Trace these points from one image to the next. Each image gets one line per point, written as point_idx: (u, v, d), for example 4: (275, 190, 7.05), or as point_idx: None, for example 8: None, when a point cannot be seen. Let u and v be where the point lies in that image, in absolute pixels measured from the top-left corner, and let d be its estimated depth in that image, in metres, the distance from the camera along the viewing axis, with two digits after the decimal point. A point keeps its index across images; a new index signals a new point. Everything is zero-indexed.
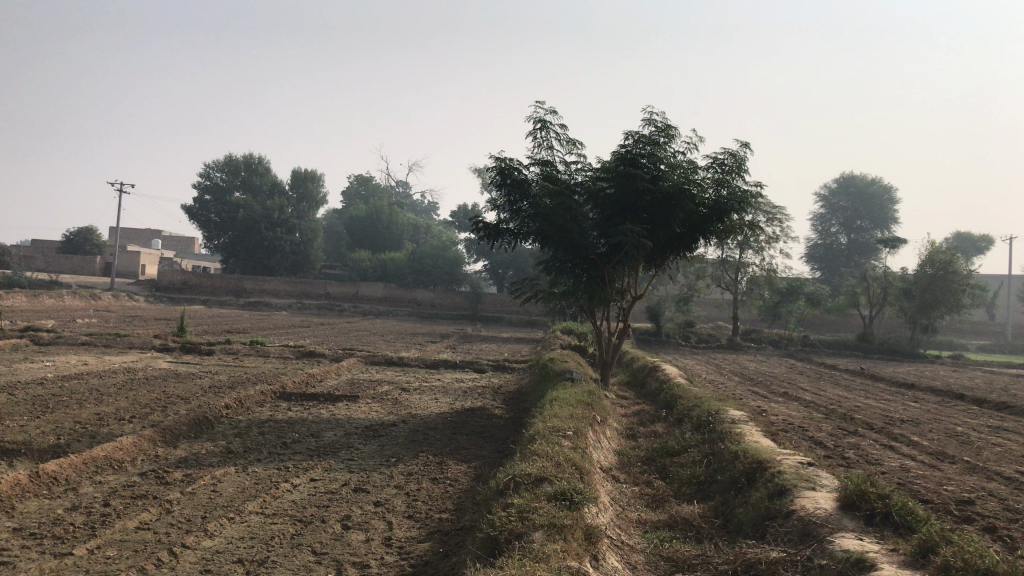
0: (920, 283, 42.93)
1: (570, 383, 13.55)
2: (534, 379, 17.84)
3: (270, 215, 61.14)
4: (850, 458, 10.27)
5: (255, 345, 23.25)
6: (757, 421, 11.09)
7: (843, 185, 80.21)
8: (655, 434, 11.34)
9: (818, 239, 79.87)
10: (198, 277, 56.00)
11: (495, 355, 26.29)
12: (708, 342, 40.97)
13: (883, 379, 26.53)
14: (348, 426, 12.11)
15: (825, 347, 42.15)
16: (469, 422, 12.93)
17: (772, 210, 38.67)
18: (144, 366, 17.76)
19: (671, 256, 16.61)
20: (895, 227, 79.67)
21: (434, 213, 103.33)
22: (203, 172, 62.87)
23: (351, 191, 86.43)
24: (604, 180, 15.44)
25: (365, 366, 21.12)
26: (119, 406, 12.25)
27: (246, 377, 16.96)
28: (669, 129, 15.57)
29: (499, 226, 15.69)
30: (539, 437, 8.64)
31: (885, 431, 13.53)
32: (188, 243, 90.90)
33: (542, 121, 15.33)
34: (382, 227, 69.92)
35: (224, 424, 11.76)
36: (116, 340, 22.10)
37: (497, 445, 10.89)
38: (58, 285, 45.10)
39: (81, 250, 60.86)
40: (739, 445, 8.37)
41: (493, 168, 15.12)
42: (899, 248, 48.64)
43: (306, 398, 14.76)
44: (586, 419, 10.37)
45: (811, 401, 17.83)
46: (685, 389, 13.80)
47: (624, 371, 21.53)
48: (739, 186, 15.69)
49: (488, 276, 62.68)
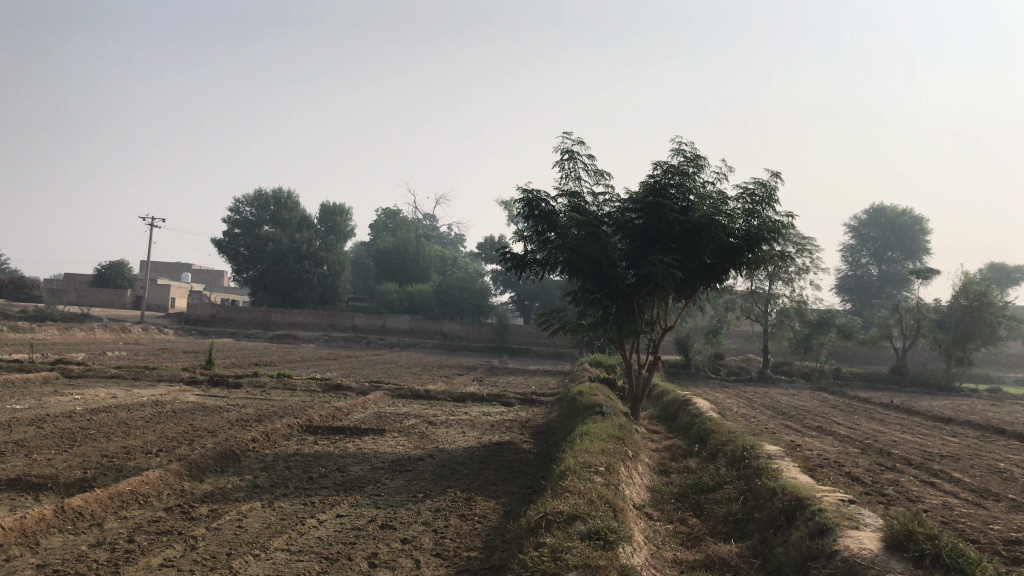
0: (954, 314, 42.19)
1: (600, 417, 13.35)
2: (562, 413, 17.58)
3: (298, 248, 61.64)
4: (889, 494, 9.97)
5: (282, 378, 23.18)
6: (793, 457, 10.79)
7: (873, 215, 79.42)
8: (688, 470, 11.09)
9: (848, 271, 79.17)
10: (226, 310, 56.38)
11: (522, 388, 26.04)
12: (738, 376, 40.37)
13: (918, 413, 25.96)
14: (375, 460, 11.96)
15: (858, 380, 41.42)
16: (498, 456, 12.74)
17: (803, 241, 38.26)
18: (172, 399, 17.76)
19: (701, 288, 16.38)
20: (928, 257, 78.59)
21: (461, 245, 103.58)
22: (234, 207, 63.57)
23: (379, 223, 87.03)
24: (632, 211, 15.32)
25: (391, 399, 20.96)
26: (146, 439, 12.19)
27: (273, 410, 16.87)
28: (698, 159, 15.47)
29: (527, 257, 15.59)
30: (570, 473, 8.44)
31: (925, 467, 13.14)
32: (217, 277, 91.73)
33: (569, 151, 15.29)
34: (409, 259, 70.19)
35: (250, 458, 11.65)
36: (144, 372, 22.14)
37: (526, 481, 10.69)
38: (89, 318, 45.58)
39: (113, 284, 61.56)
40: (777, 481, 8.10)
41: (520, 199, 15.07)
42: (932, 279, 47.89)
43: (333, 431, 14.63)
44: (617, 454, 10.14)
45: (846, 436, 17.41)
46: (717, 423, 13.51)
47: (654, 405, 21.18)
48: (771, 216, 15.49)
49: (515, 308, 62.55)
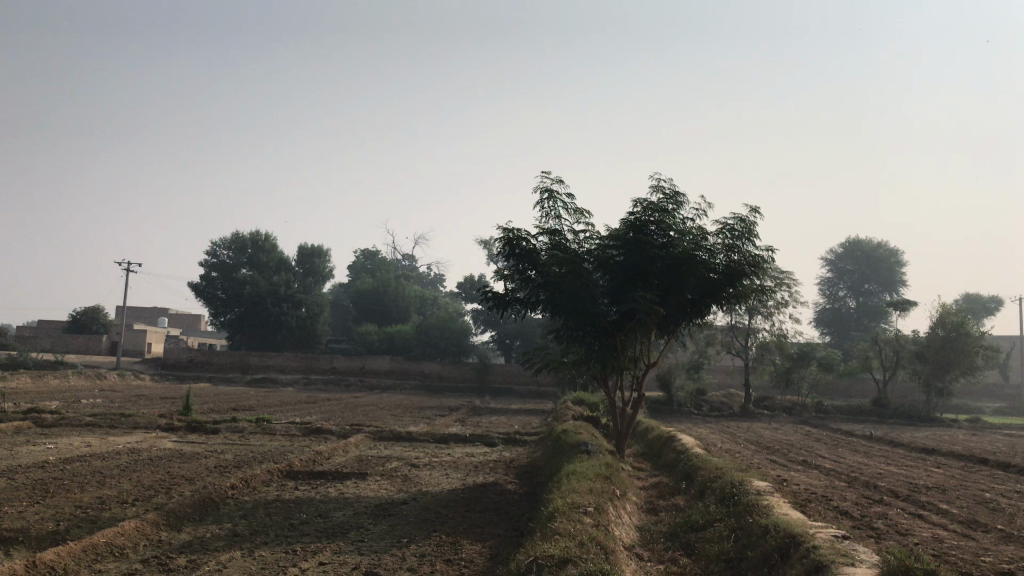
0: (932, 345, 42.49)
1: (585, 456, 13.21)
2: (547, 452, 17.39)
3: (276, 290, 61.32)
4: (879, 528, 9.89)
5: (261, 423, 22.79)
6: (783, 492, 10.70)
7: (849, 249, 80.27)
8: (677, 508, 10.94)
9: (826, 304, 79.89)
10: (204, 354, 55.76)
11: (505, 428, 25.82)
12: (721, 411, 40.30)
13: (902, 444, 25.93)
14: (358, 505, 11.71)
15: (840, 413, 41.45)
16: (483, 498, 12.54)
17: (780, 275, 38.54)
18: (148, 447, 17.39)
19: (683, 324, 16.35)
20: (905, 289, 79.45)
21: (440, 285, 103.48)
22: (211, 250, 63.20)
23: (358, 265, 86.85)
24: (614, 248, 15.33)
25: (373, 442, 20.68)
26: (122, 488, 11.89)
27: (253, 456, 16.58)
28: (678, 196, 15.55)
29: (508, 296, 15.50)
30: (559, 515, 8.28)
31: (912, 499, 13.08)
32: (194, 321, 90.86)
33: (549, 190, 15.32)
34: (389, 300, 69.95)
35: (230, 505, 11.39)
36: (119, 420, 21.70)
37: (512, 523, 10.50)
38: (64, 365, 44.92)
39: (87, 330, 60.77)
40: (769, 518, 7.97)
41: (501, 238, 15.01)
42: (909, 311, 48.31)
43: (315, 476, 14.37)
44: (605, 494, 10.01)
45: (831, 469, 17.34)
46: (704, 459, 13.42)
47: (639, 442, 21.02)
48: (751, 250, 15.58)
49: (496, 346, 62.39)
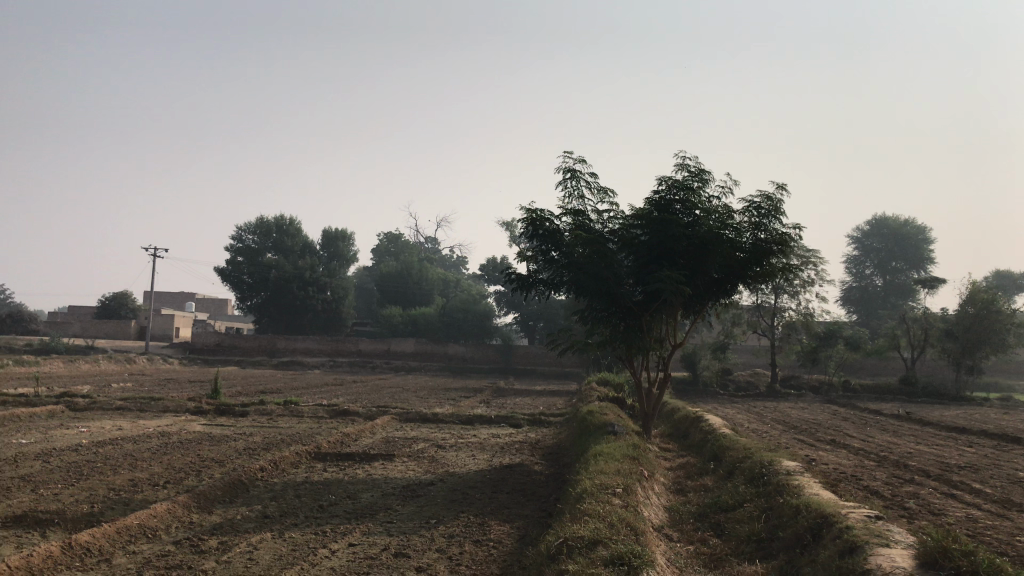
0: (962, 323, 41.94)
1: (612, 437, 13.17)
2: (572, 433, 17.38)
3: (302, 275, 61.72)
4: (911, 507, 9.78)
5: (289, 405, 22.97)
6: (813, 472, 10.61)
7: (876, 226, 79.25)
8: (705, 489, 10.88)
9: (853, 282, 79.32)
10: (231, 338, 56.28)
11: (531, 409, 25.82)
12: (747, 391, 40.12)
13: (931, 423, 25.65)
14: (386, 486, 11.76)
15: (868, 392, 41.08)
16: (510, 479, 12.54)
17: (807, 253, 38.14)
18: (178, 430, 17.59)
19: (708, 304, 16.23)
20: (934, 266, 78.42)
21: (463, 267, 103.61)
22: (236, 235, 63.60)
23: (381, 248, 87.13)
24: (638, 227, 15.21)
25: (400, 423, 20.78)
26: (153, 471, 12.02)
27: (281, 438, 16.71)
28: (703, 174, 15.37)
29: (532, 277, 15.44)
30: (587, 496, 8.25)
31: (944, 478, 12.91)
32: (221, 305, 91.70)
33: (571, 170, 15.20)
34: (412, 283, 70.16)
35: (259, 487, 11.50)
36: (149, 403, 21.96)
37: (540, 503, 10.51)
38: (94, 350, 45.54)
39: (116, 315, 61.51)
40: (800, 498, 7.91)
41: (524, 218, 14.94)
42: (938, 289, 47.68)
43: (342, 458, 14.45)
44: (633, 474, 9.97)
45: (860, 448, 17.18)
46: (732, 440, 13.34)
47: (665, 423, 20.96)
48: (778, 228, 15.38)
49: (519, 328, 62.45)
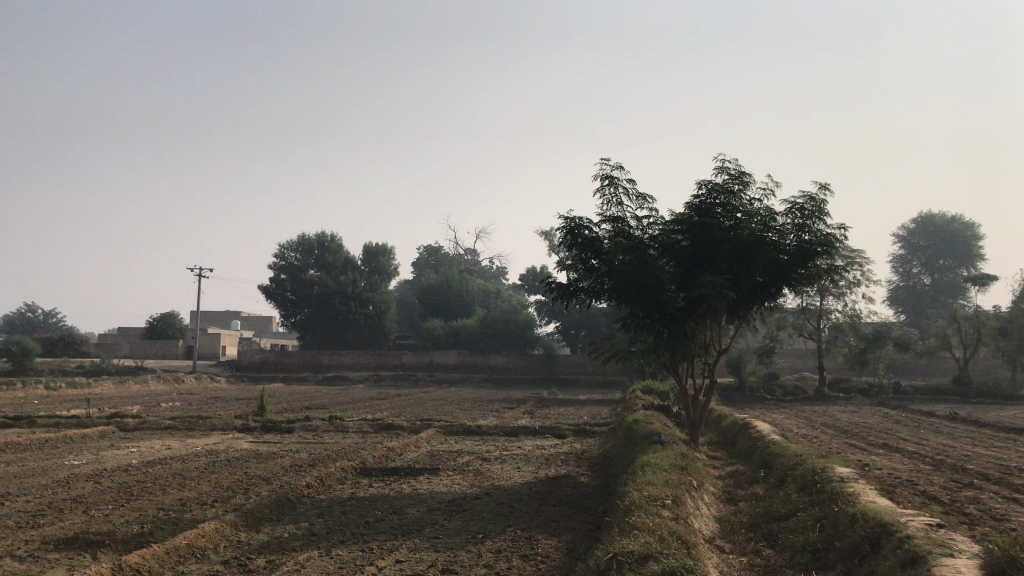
0: (1015, 320, 40.82)
1: (659, 446, 12.98)
2: (618, 442, 17.19)
3: (344, 290, 62.24)
4: (972, 513, 9.46)
5: (334, 420, 23.08)
6: (867, 479, 10.33)
7: (922, 223, 77.60)
8: (756, 498, 10.64)
9: (900, 282, 77.87)
10: (276, 355, 56.88)
11: (575, 419, 25.63)
12: (794, 396, 39.44)
13: (988, 424, 24.94)
14: (432, 501, 11.72)
15: (919, 394, 40.16)
16: (556, 491, 12.42)
17: (852, 254, 37.42)
18: (225, 448, 17.74)
19: (753, 309, 15.96)
20: (984, 262, 76.55)
21: (504, 278, 103.67)
22: (279, 253, 64.33)
23: (421, 261, 87.52)
24: (678, 232, 15.03)
25: (444, 437, 20.75)
26: (202, 490, 12.11)
27: (327, 454, 16.75)
28: (743, 176, 15.16)
29: (572, 286, 15.31)
30: (636, 508, 8.11)
31: (1005, 482, 12.48)
32: (265, 323, 92.78)
33: (609, 177, 15.08)
34: (453, 295, 70.34)
35: (306, 504, 11.52)
36: (197, 422, 22.21)
37: (588, 516, 10.38)
38: (144, 370, 46.28)
39: (164, 336, 62.55)
40: (856, 507, 7.67)
41: (562, 227, 14.85)
42: (990, 286, 46.49)
43: (387, 473, 14.44)
44: (681, 485, 9.79)
45: (915, 452, 16.74)
46: (782, 447, 13.07)
47: (712, 431, 20.65)
48: (822, 229, 15.09)
49: (561, 337, 62.23)
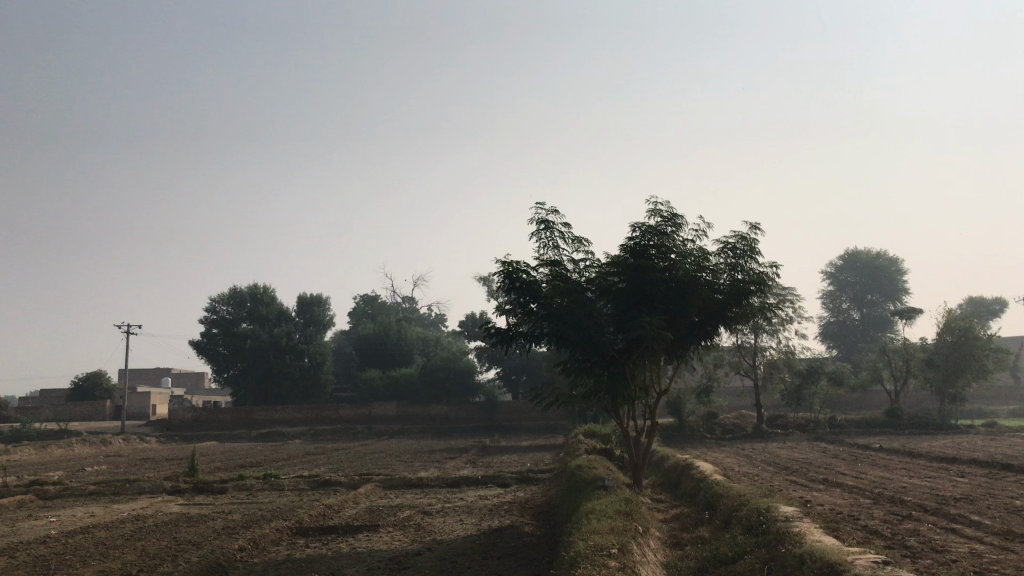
0: (940, 352, 42.14)
1: (602, 491, 12.79)
2: (562, 489, 16.96)
3: (278, 343, 61.21)
4: (914, 546, 9.49)
5: (269, 478, 22.34)
6: (811, 516, 10.31)
7: (849, 260, 79.82)
8: (702, 541, 10.51)
9: (830, 317, 79.78)
10: (209, 413, 55.26)
11: (517, 467, 25.29)
12: (734, 434, 39.82)
13: (921, 454, 25.44)
14: (371, 559, 11.29)
15: (854, 427, 40.87)
16: (500, 543, 12.11)
17: (783, 292, 38.18)
18: (153, 512, 16.95)
19: (691, 348, 16.01)
20: (909, 297, 78.97)
21: (442, 325, 103.08)
22: (210, 307, 62.95)
23: (358, 311, 86.50)
24: (615, 275, 15.04)
25: (384, 490, 20.23)
26: (126, 560, 11.47)
27: (263, 514, 16.12)
28: (676, 218, 15.31)
29: (511, 331, 15.14)
30: (582, 559, 7.88)
31: (941, 512, 12.67)
32: (198, 378, 90.24)
33: (545, 221, 15.08)
34: (391, 344, 69.53)
35: (239, 568, 11.00)
36: (124, 485, 21.25)
37: (534, 568, 10.14)
38: (68, 433, 44.38)
39: (90, 396, 60.28)
40: (803, 547, 7.59)
41: (500, 271, 14.72)
42: (915, 319, 47.92)
43: (324, 532, 13.94)
44: (627, 531, 9.63)
45: (854, 486, 16.93)
46: (725, 487, 13.03)
47: (655, 473, 20.56)
48: (754, 268, 15.28)
49: (502, 383, 61.91)
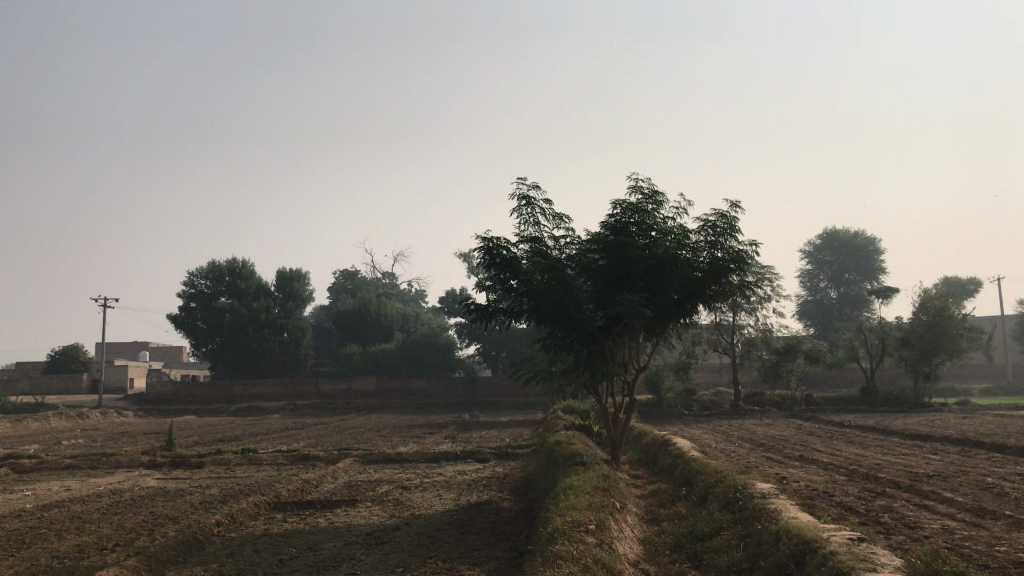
0: (916, 331, 42.59)
1: (580, 468, 12.83)
2: (540, 465, 17.03)
3: (257, 318, 60.78)
4: (886, 522, 9.60)
5: (247, 453, 22.26)
6: (786, 493, 10.39)
7: (827, 239, 80.29)
8: (679, 517, 10.58)
9: (807, 295, 80.39)
10: (187, 387, 55.01)
11: (496, 442, 25.37)
12: (711, 410, 40.18)
13: (896, 432, 25.78)
14: (348, 535, 11.27)
15: (830, 405, 41.33)
16: (478, 518, 12.15)
17: (761, 270, 38.38)
18: (130, 486, 16.84)
19: (671, 325, 16.07)
20: (885, 276, 79.67)
21: (422, 301, 102.92)
22: (188, 280, 62.04)
23: (338, 285, 86.12)
24: (595, 252, 15.06)
25: (362, 465, 20.22)
26: (101, 534, 11.39)
27: (240, 488, 16.06)
28: (657, 195, 15.29)
29: (491, 307, 15.11)
30: (559, 535, 7.89)
31: (914, 489, 12.83)
32: (176, 353, 89.73)
33: (526, 197, 15.00)
34: (371, 319, 69.31)
35: (215, 543, 10.95)
36: (100, 459, 21.09)
37: (511, 543, 10.20)
38: (44, 407, 44.04)
39: (66, 369, 59.80)
40: (779, 524, 7.65)
41: (480, 248, 14.63)
42: (891, 298, 48.33)
43: (303, 506, 13.93)
44: (604, 507, 9.67)
45: (829, 462, 17.13)
46: (702, 462, 13.13)
47: (633, 449, 20.70)
48: (734, 246, 15.30)
49: (481, 359, 61.99)
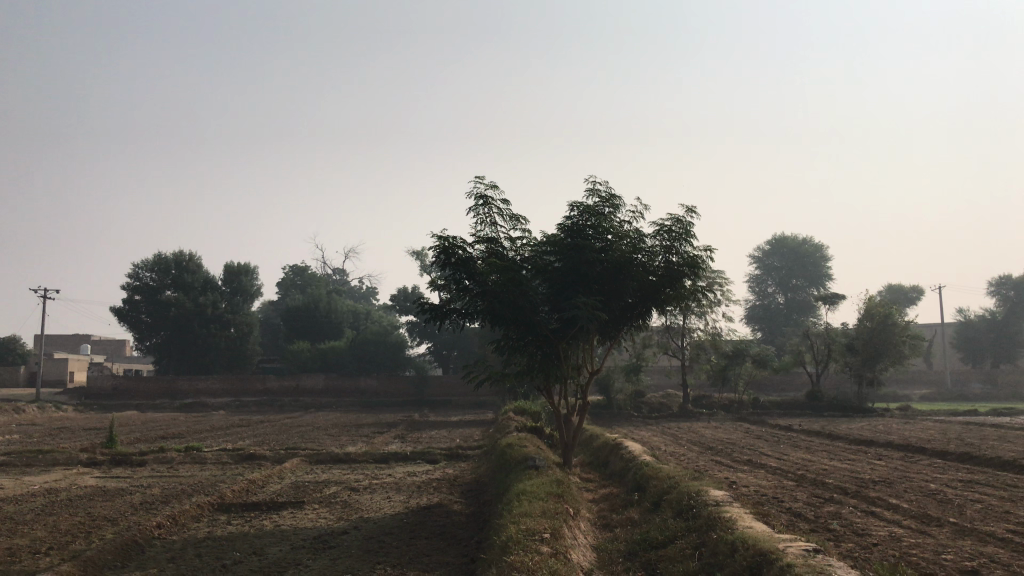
0: (861, 337, 43.38)
1: (534, 471, 12.71)
2: (492, 466, 16.89)
3: (203, 312, 59.54)
4: (835, 529, 9.68)
5: (191, 451, 21.72)
6: (739, 500, 10.38)
7: (776, 245, 81.50)
8: (631, 523, 10.54)
9: (756, 300, 81.57)
10: (129, 381, 53.71)
11: (446, 443, 25.15)
12: (660, 413, 40.51)
13: (841, 437, 26.13)
14: (295, 538, 10.99)
15: (776, 408, 41.92)
16: (428, 521, 11.98)
17: (712, 274, 38.73)
18: (67, 485, 16.26)
19: (625, 329, 16.04)
20: (832, 283, 81.22)
21: (372, 299, 102.13)
22: (133, 273, 60.45)
23: (287, 281, 84.87)
24: (551, 254, 14.98)
25: (310, 466, 19.83)
26: (35, 536, 10.93)
27: (183, 489, 15.60)
28: (614, 198, 15.25)
29: (445, 307, 14.89)
30: (514, 544, 7.77)
31: (861, 495, 12.99)
32: (118, 346, 87.64)
33: (483, 197, 14.85)
34: (320, 316, 68.43)
35: (156, 547, 10.58)
36: (35, 457, 20.36)
37: (462, 549, 10.06)
38: None
39: (2, 361, 57.95)
40: (734, 533, 7.62)
41: (436, 246, 14.41)
42: (838, 305, 49.20)
43: (247, 508, 13.57)
44: (559, 514, 9.57)
45: (776, 467, 17.29)
46: (654, 466, 13.09)
47: (584, 452, 20.69)
48: (689, 251, 15.31)
49: (432, 358, 61.66)
